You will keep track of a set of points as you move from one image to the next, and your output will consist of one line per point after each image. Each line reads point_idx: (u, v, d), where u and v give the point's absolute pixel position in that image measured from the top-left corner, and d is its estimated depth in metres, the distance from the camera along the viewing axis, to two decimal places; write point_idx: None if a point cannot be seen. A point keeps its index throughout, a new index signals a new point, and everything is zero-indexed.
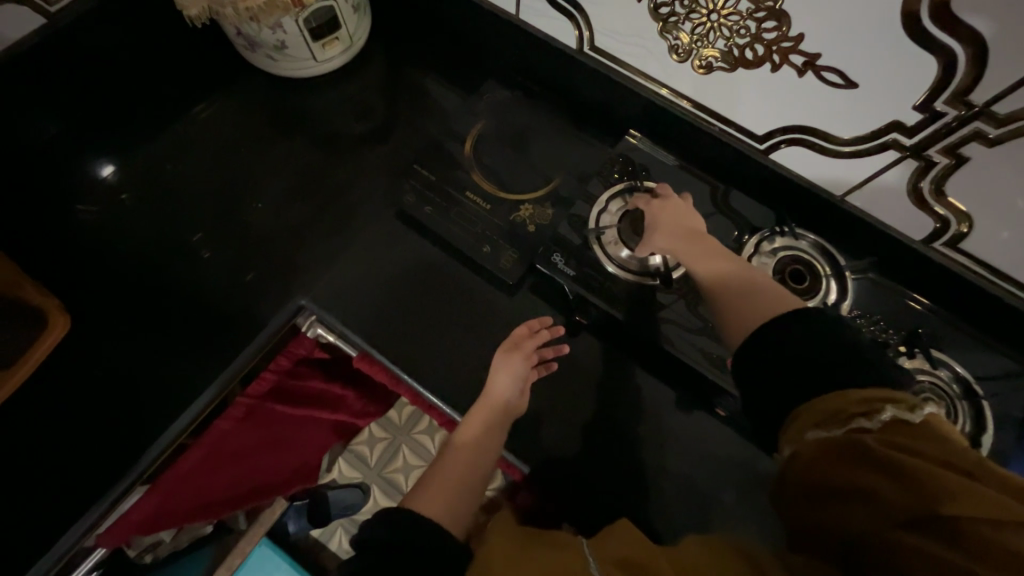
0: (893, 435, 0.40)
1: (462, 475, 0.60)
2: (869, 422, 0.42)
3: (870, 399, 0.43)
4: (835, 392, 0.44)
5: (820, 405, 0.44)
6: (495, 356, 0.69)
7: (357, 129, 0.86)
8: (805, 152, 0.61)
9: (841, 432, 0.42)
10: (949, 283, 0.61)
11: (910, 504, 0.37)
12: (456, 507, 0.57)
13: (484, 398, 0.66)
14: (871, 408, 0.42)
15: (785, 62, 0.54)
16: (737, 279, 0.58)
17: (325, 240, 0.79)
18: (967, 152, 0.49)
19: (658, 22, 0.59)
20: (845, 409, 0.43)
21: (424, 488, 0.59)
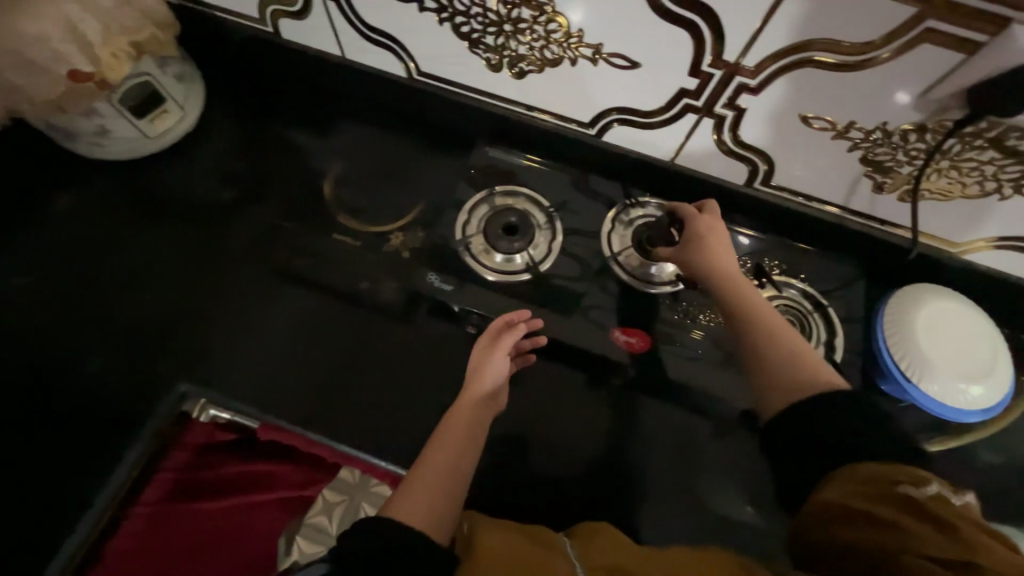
0: (940, 506, 0.37)
1: (442, 471, 0.53)
2: (914, 490, 0.39)
3: (918, 473, 0.40)
4: (875, 463, 0.43)
5: (860, 468, 0.43)
6: (475, 348, 0.64)
7: (210, 195, 0.82)
8: (628, 129, 0.67)
9: (885, 487, 0.40)
10: (777, 215, 0.69)
11: (930, 543, 0.36)
12: (434, 505, 0.50)
13: (469, 394, 0.61)
14: (916, 478, 0.40)
15: (579, 56, 0.59)
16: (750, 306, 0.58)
17: (201, 318, 0.75)
18: (743, 102, 0.56)
19: (464, 40, 0.62)
20: (891, 474, 0.41)
21: (405, 489, 0.51)
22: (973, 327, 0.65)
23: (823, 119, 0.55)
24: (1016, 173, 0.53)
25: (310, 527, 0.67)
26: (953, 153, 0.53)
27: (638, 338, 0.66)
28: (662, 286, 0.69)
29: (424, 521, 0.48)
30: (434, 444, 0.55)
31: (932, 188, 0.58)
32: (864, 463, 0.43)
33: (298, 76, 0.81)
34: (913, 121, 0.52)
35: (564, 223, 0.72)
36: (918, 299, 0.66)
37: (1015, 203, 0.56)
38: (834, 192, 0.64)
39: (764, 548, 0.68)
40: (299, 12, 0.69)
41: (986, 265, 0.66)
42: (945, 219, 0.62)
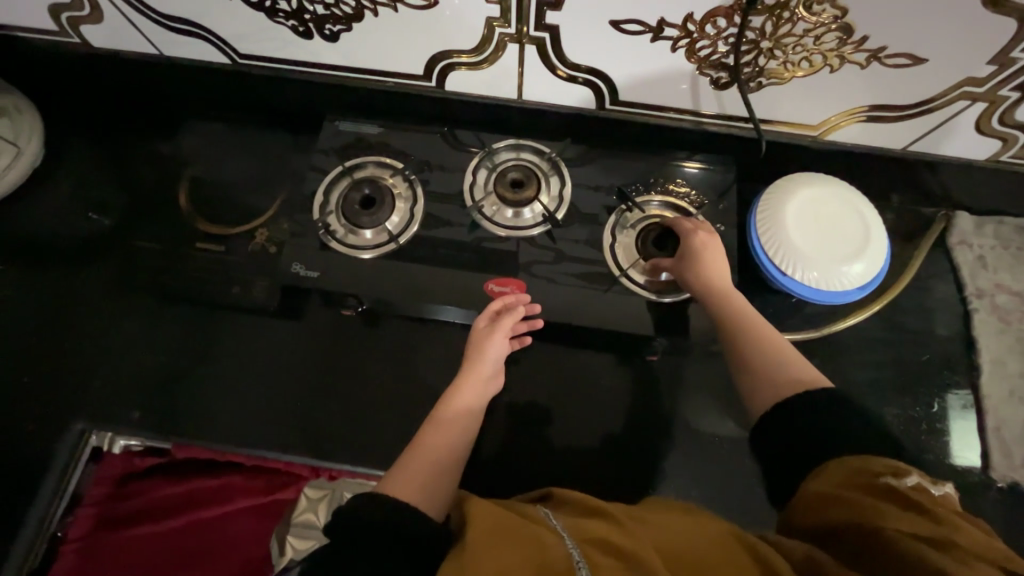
0: (920, 495, 0.39)
1: (440, 450, 0.55)
2: (896, 479, 0.40)
3: (895, 464, 0.41)
4: (858, 455, 0.43)
5: (848, 459, 0.43)
6: (477, 325, 0.63)
7: (71, 230, 0.78)
8: (463, 73, 0.63)
9: (869, 480, 0.40)
10: (637, 130, 0.67)
11: (919, 527, 0.36)
12: (433, 483, 0.52)
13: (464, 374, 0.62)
14: (896, 470, 0.41)
15: (376, 4, 0.55)
16: (749, 324, 0.57)
17: (84, 354, 0.73)
18: (551, 21, 0.54)
19: (262, 12, 0.58)
20: (872, 466, 0.41)
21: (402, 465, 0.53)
22: (843, 208, 0.64)
23: (634, 22, 0.52)
24: (835, 42, 0.50)
25: (299, 526, 0.70)
26: (767, 33, 0.50)
27: (511, 288, 0.65)
28: (528, 228, 0.67)
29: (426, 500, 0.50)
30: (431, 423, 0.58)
31: (765, 75, 0.55)
32: (856, 455, 0.43)
33: (131, 87, 0.76)
34: (714, 8, 0.50)
35: (424, 186, 0.69)
36: (809, 182, 0.65)
37: (849, 72, 0.54)
38: (679, 97, 0.62)
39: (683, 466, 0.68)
40: (92, 14, 0.64)
41: (849, 142, 0.64)
42: (793, 105, 0.60)
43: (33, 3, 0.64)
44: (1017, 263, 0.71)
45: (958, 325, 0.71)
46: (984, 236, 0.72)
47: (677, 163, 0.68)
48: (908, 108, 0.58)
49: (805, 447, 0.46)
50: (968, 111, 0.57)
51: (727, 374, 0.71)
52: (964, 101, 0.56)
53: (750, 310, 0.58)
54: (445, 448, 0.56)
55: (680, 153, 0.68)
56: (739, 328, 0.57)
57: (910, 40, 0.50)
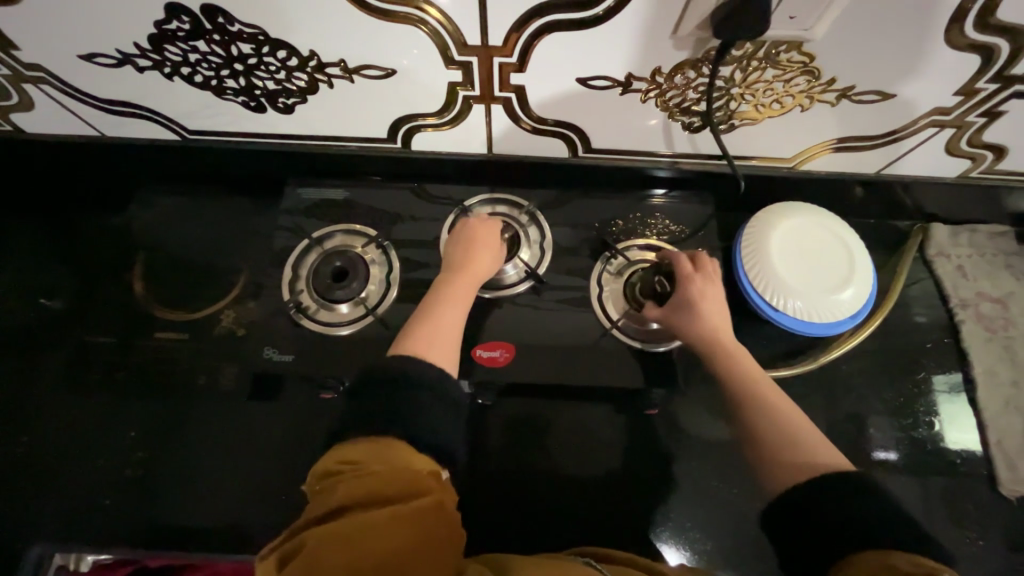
0: None
1: (452, 325, 0.57)
2: None
3: (926, 564, 0.38)
4: (880, 552, 0.40)
5: (865, 560, 0.40)
6: (481, 239, 0.63)
7: (17, 325, 0.72)
8: (428, 133, 0.61)
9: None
10: (613, 174, 0.65)
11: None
12: (450, 349, 0.56)
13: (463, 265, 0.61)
14: (923, 570, 0.37)
15: (329, 76, 0.52)
16: (744, 377, 0.56)
17: (39, 460, 0.67)
18: (517, 81, 0.52)
19: (207, 90, 0.55)
20: (901, 566, 0.38)
21: (417, 328, 0.56)
22: (823, 236, 0.64)
23: (602, 78, 0.51)
24: (805, 84, 0.50)
25: None
26: (736, 80, 0.49)
27: (501, 351, 0.62)
28: (513, 286, 0.65)
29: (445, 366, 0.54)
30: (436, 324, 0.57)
31: (737, 118, 0.54)
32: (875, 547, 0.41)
33: (73, 169, 0.71)
34: (682, 60, 0.48)
35: (397, 250, 0.66)
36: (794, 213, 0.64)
37: (820, 110, 0.54)
38: (653, 141, 0.60)
39: None
40: (20, 101, 0.59)
41: (824, 169, 0.64)
42: (766, 142, 0.59)
43: None
44: (993, 271, 0.72)
45: (946, 338, 0.71)
46: (960, 247, 0.73)
47: (651, 199, 0.68)
48: (877, 139, 0.58)
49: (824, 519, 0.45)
50: (937, 136, 0.57)
51: None
52: (933, 128, 0.56)
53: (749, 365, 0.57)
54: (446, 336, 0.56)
55: (654, 190, 0.68)
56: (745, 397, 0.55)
57: (878, 79, 0.50)
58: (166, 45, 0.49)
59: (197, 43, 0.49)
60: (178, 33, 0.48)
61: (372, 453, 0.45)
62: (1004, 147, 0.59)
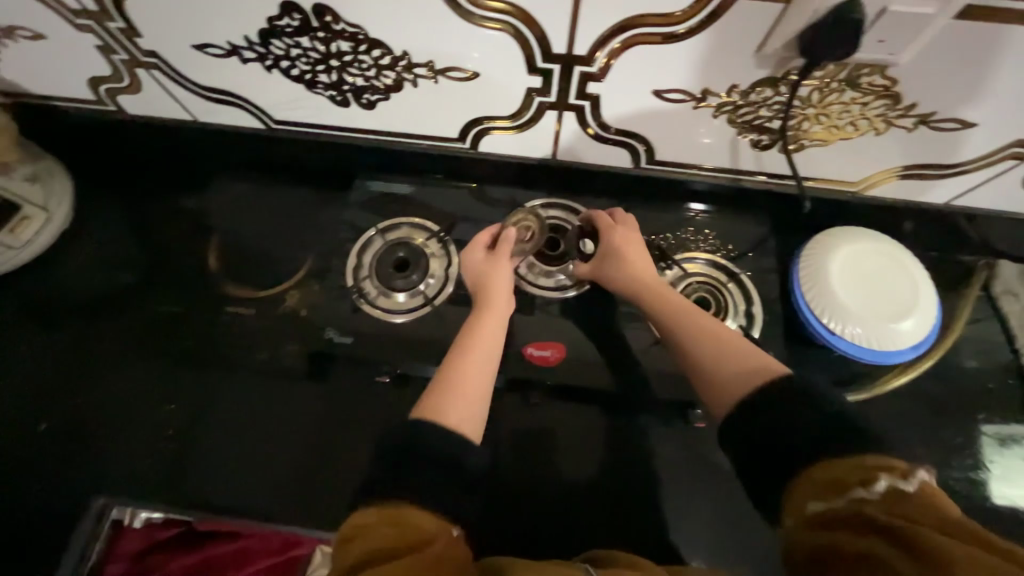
0: (893, 505, 0.37)
1: (476, 382, 0.54)
2: (867, 491, 0.38)
3: (862, 467, 0.40)
4: (828, 462, 0.42)
5: (814, 476, 0.42)
6: (490, 274, 0.61)
7: (99, 291, 0.77)
8: (498, 136, 0.63)
9: (840, 504, 0.39)
10: (673, 187, 0.66)
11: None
12: (481, 397, 0.53)
13: (486, 306, 0.59)
14: (866, 476, 0.39)
15: (416, 76, 0.55)
16: (675, 307, 0.58)
17: (106, 419, 0.71)
18: (593, 90, 0.53)
19: (300, 83, 0.59)
20: (840, 479, 0.40)
21: (439, 390, 0.52)
22: (887, 264, 0.62)
23: (677, 92, 0.52)
24: (883, 108, 0.50)
25: None
26: (813, 101, 0.50)
27: (552, 350, 0.66)
28: (568, 290, 0.69)
29: (468, 429, 0.49)
30: (463, 372, 0.54)
31: (809, 138, 0.55)
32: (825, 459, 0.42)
33: (162, 150, 0.77)
34: (762, 78, 0.49)
35: (457, 246, 0.69)
36: (830, 246, 0.63)
37: (895, 135, 0.54)
38: (718, 157, 0.61)
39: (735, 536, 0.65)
40: (130, 85, 0.64)
41: (890, 196, 0.64)
42: (834, 165, 0.59)
43: (73, 77, 0.64)
44: None
45: (1011, 379, 0.69)
46: None
47: (688, 213, 0.69)
48: (951, 167, 0.57)
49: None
50: (1014, 169, 0.57)
51: None
52: (1012, 160, 0.55)
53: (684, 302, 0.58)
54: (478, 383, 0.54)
55: (691, 204, 0.69)
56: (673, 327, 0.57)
57: (959, 107, 0.49)
58: (273, 40, 0.53)
59: (301, 39, 0.53)
60: (286, 29, 0.52)
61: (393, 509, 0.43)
62: None
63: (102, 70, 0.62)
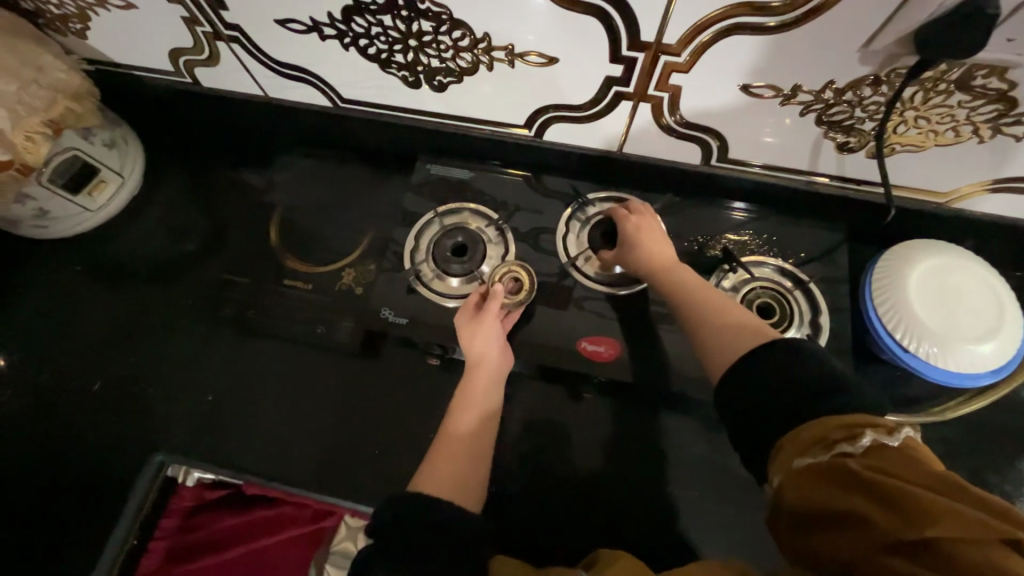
0: (876, 461, 0.36)
1: (470, 446, 0.55)
2: (852, 446, 0.37)
3: (849, 424, 0.39)
4: (813, 421, 0.41)
5: (799, 435, 0.41)
6: (468, 337, 0.61)
7: (163, 256, 0.81)
8: (567, 125, 0.62)
9: (825, 459, 0.38)
10: (742, 187, 0.64)
11: (898, 530, 0.32)
12: (475, 459, 0.54)
13: (476, 370, 0.60)
14: (850, 433, 0.38)
15: (493, 59, 0.55)
16: (678, 287, 0.58)
17: (166, 380, 0.74)
18: (676, 81, 0.52)
19: (375, 62, 0.59)
20: (825, 435, 0.39)
21: (432, 460, 0.53)
22: (969, 281, 0.59)
23: (766, 87, 0.50)
24: (992, 114, 0.47)
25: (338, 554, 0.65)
26: (915, 102, 0.47)
27: (606, 347, 0.64)
28: (630, 285, 0.66)
29: (466, 499, 0.50)
30: (452, 441, 0.55)
31: (901, 142, 0.52)
32: (813, 421, 0.41)
33: (230, 124, 0.79)
34: (862, 75, 0.46)
35: (514, 234, 0.68)
36: (908, 262, 0.60)
37: (999, 144, 0.50)
38: (795, 158, 0.59)
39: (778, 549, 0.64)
40: (209, 58, 0.66)
41: (981, 210, 0.60)
42: (925, 172, 0.56)
43: (155, 47, 0.66)
44: None
45: None
46: None
47: (732, 212, 0.67)
48: None
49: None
50: None
51: None
52: None
53: (688, 279, 0.58)
54: (473, 448, 0.55)
55: (735, 203, 0.66)
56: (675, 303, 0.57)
57: None
58: (355, 17, 0.53)
59: (383, 17, 0.52)
60: (369, 7, 0.52)
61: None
62: None
63: (185, 42, 0.64)
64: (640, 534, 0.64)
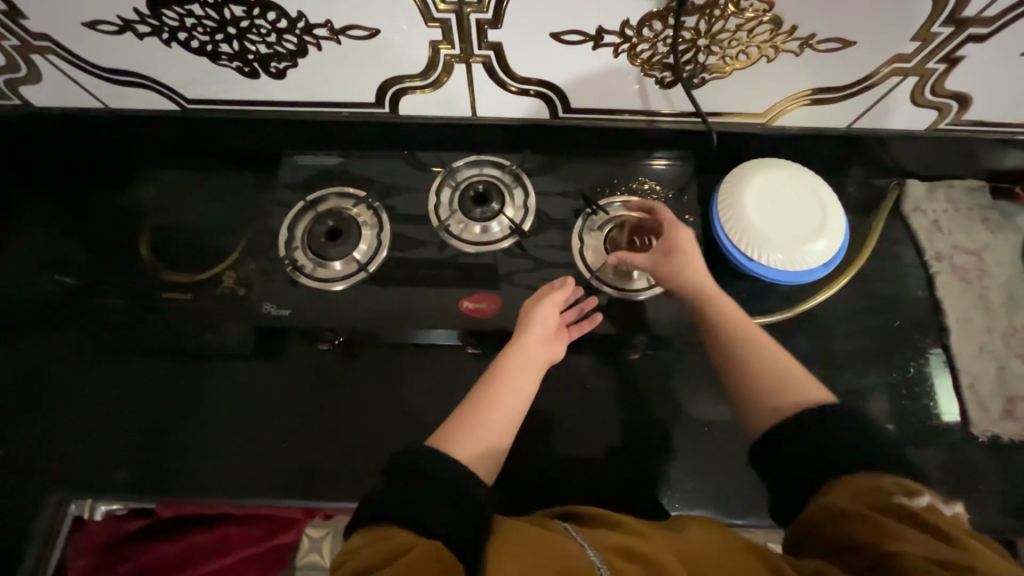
0: (931, 515, 0.41)
1: (491, 432, 0.56)
2: (910, 500, 0.43)
3: (906, 483, 0.44)
4: (871, 475, 0.46)
5: (860, 480, 0.46)
6: (527, 310, 0.63)
7: (32, 294, 0.76)
8: (415, 97, 0.64)
9: (883, 504, 0.43)
10: (593, 135, 0.68)
11: (942, 559, 0.38)
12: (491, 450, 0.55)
13: (521, 347, 0.61)
14: (909, 491, 0.44)
15: (318, 38, 0.56)
16: (724, 311, 0.61)
17: (55, 422, 0.70)
18: (493, 38, 0.55)
19: (203, 56, 0.58)
20: (883, 487, 0.44)
21: (456, 432, 0.55)
22: (803, 191, 0.66)
23: (573, 33, 0.54)
24: (767, 33, 0.53)
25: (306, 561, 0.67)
26: (702, 31, 0.53)
27: (486, 303, 0.66)
28: (499, 241, 0.68)
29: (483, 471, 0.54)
30: (480, 419, 0.57)
31: (707, 71, 0.58)
32: (867, 474, 0.47)
33: (79, 144, 0.75)
34: (648, 12, 0.52)
35: (389, 212, 0.69)
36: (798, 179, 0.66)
37: (784, 61, 0.57)
38: (626, 101, 0.63)
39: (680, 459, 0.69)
40: (28, 75, 0.62)
41: (797, 125, 0.66)
42: (737, 97, 0.62)
43: None
44: (969, 223, 0.74)
45: (924, 290, 0.74)
46: (936, 202, 0.75)
47: (654, 162, 0.70)
48: (844, 89, 0.61)
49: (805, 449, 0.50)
50: (901, 85, 0.60)
51: (707, 361, 0.74)
52: (897, 76, 0.59)
53: (736, 311, 0.62)
54: (499, 439, 0.56)
55: (657, 153, 0.70)
56: (728, 333, 0.60)
57: (836, 26, 0.53)
58: (164, 9, 0.53)
59: (192, 7, 0.53)
60: None
61: (376, 531, 0.45)
62: (968, 95, 0.61)
63: None
64: (554, 471, 0.69)
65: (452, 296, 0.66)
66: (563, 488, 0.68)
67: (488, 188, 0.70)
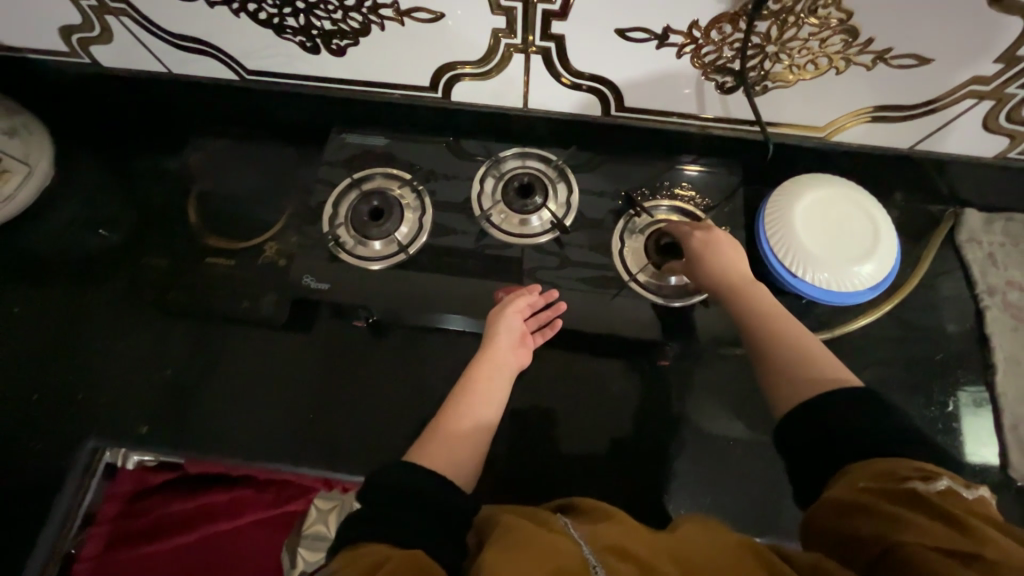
0: (947, 498, 0.39)
1: (461, 438, 0.59)
2: (925, 484, 0.41)
3: (925, 468, 0.42)
4: (890, 458, 0.45)
5: (874, 466, 0.44)
6: (489, 319, 0.64)
7: (81, 246, 0.79)
8: (468, 84, 0.64)
9: (893, 484, 0.42)
10: (644, 135, 0.67)
11: (948, 541, 0.36)
12: (464, 453, 0.58)
13: (485, 356, 0.64)
14: (927, 474, 0.42)
15: (383, 18, 0.56)
16: (764, 308, 0.60)
17: (95, 370, 0.73)
18: (557, 30, 0.54)
19: (268, 28, 0.59)
20: (898, 471, 0.43)
21: (427, 440, 0.58)
22: (853, 212, 0.64)
23: (639, 30, 0.53)
24: (840, 44, 0.52)
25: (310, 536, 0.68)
26: (771, 37, 0.52)
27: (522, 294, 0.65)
28: (537, 235, 0.68)
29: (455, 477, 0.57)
30: (449, 428, 0.59)
31: (770, 79, 0.57)
32: (880, 458, 0.45)
33: (139, 105, 0.77)
34: (720, 13, 0.51)
35: (431, 197, 0.70)
36: (845, 199, 0.64)
37: (854, 74, 0.55)
38: (682, 103, 0.62)
39: (698, 471, 0.69)
40: (100, 34, 0.64)
41: (856, 142, 0.64)
42: (798, 109, 0.60)
43: (42, 24, 0.64)
44: None
45: (970, 324, 0.72)
46: (993, 235, 0.72)
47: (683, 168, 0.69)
48: (912, 109, 0.59)
49: (832, 441, 0.48)
50: (975, 109, 0.58)
51: (735, 376, 0.72)
52: (970, 100, 0.57)
53: (769, 299, 0.61)
54: (474, 441, 0.60)
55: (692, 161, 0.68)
56: (762, 323, 0.59)
57: (914, 42, 0.51)
58: None
59: None
60: None
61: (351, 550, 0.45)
62: None
63: (73, 19, 0.62)
64: (570, 470, 0.68)
65: (487, 287, 0.67)
66: (578, 487, 0.68)
67: (533, 181, 0.69)
